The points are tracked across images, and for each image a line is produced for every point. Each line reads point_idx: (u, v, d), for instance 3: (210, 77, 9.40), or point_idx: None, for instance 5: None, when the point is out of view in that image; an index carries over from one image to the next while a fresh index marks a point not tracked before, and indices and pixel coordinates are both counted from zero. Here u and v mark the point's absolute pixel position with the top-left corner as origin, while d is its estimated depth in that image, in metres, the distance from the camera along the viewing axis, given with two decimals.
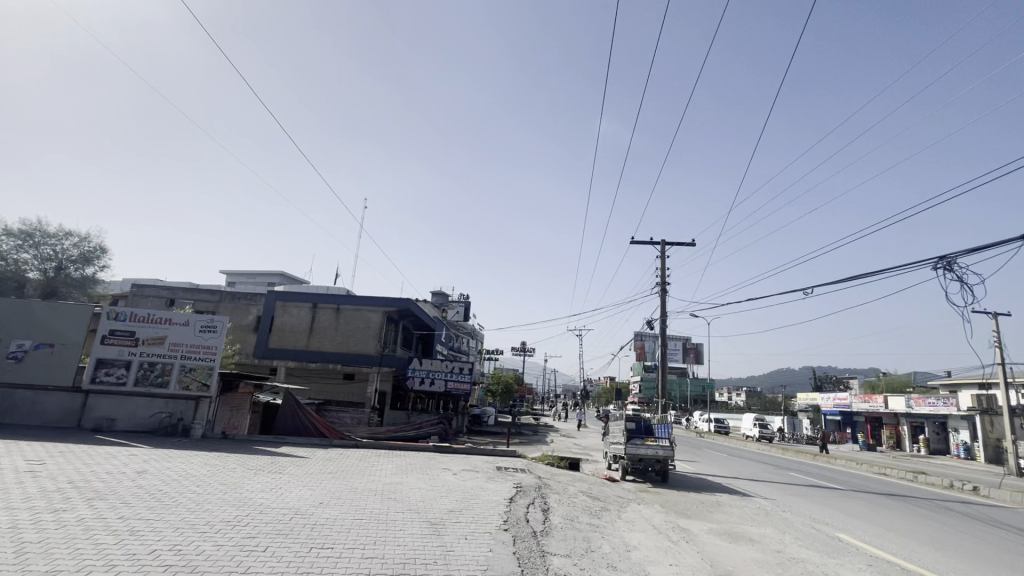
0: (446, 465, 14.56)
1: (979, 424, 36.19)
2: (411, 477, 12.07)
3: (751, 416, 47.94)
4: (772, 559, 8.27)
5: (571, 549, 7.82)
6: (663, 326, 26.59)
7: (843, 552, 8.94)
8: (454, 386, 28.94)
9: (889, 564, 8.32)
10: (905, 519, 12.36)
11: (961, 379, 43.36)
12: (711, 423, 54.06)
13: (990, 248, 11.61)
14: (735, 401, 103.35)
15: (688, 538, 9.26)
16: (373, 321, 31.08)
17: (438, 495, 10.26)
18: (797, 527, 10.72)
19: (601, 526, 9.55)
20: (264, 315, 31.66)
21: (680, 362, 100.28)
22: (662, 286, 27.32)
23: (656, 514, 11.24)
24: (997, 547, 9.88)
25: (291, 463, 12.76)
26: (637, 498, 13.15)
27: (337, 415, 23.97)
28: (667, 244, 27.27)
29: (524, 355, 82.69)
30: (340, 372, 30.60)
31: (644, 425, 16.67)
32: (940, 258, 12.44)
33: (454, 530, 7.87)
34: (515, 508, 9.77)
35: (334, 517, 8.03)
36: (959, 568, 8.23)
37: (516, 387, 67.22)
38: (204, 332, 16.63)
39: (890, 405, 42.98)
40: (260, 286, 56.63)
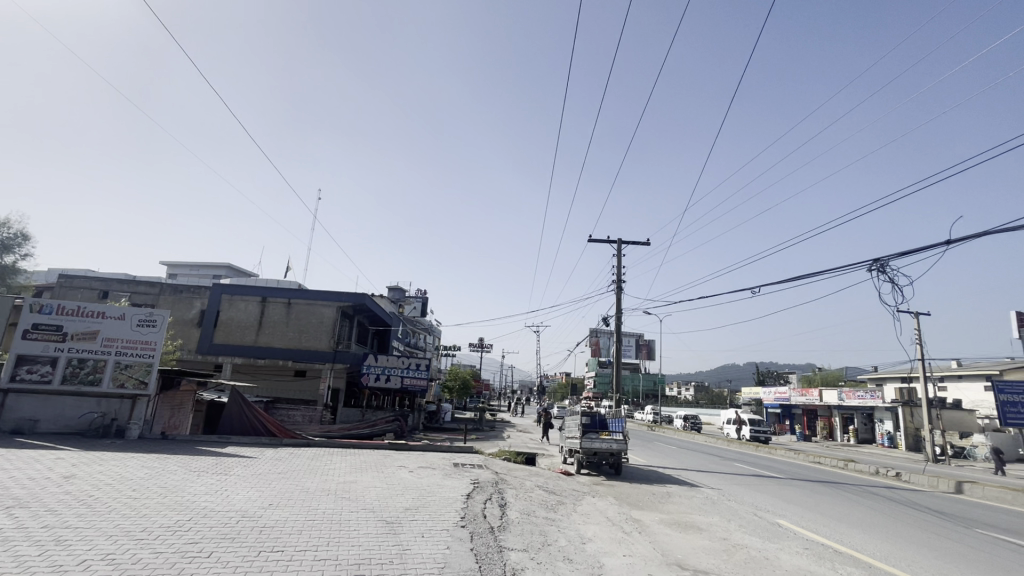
0: (401, 462, 14.34)
1: (900, 415, 39.20)
2: (365, 475, 11.81)
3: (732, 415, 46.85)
4: (718, 546, 8.65)
5: (528, 543, 7.87)
6: (618, 323, 27.25)
7: (783, 537, 9.46)
8: (411, 383, 28.60)
9: (823, 546, 8.88)
10: (837, 504, 13.20)
11: (887, 373, 46.81)
12: (686, 417, 53.34)
13: (917, 253, 12.61)
14: (684, 396, 107.53)
15: (640, 529, 9.54)
16: (327, 316, 30.10)
17: (393, 494, 10.09)
18: (741, 515, 11.24)
19: (558, 520, 9.67)
20: (209, 309, 30.11)
21: (633, 359, 103.43)
22: (618, 283, 28.01)
23: (610, 507, 11.49)
24: (917, 528, 10.71)
25: (237, 463, 12.18)
26: (591, 491, 13.40)
27: (287, 413, 23.13)
28: (623, 243, 27.99)
29: (481, 351, 82.69)
30: (291, 368, 29.63)
31: (599, 420, 17.17)
32: (875, 260, 13.37)
33: (410, 529, 7.76)
34: (473, 504, 9.76)
35: (285, 519, 7.75)
36: (884, 549, 8.89)
37: (472, 383, 67.04)
38: (142, 326, 15.62)
39: (824, 398, 45.75)
40: (203, 278, 53.74)
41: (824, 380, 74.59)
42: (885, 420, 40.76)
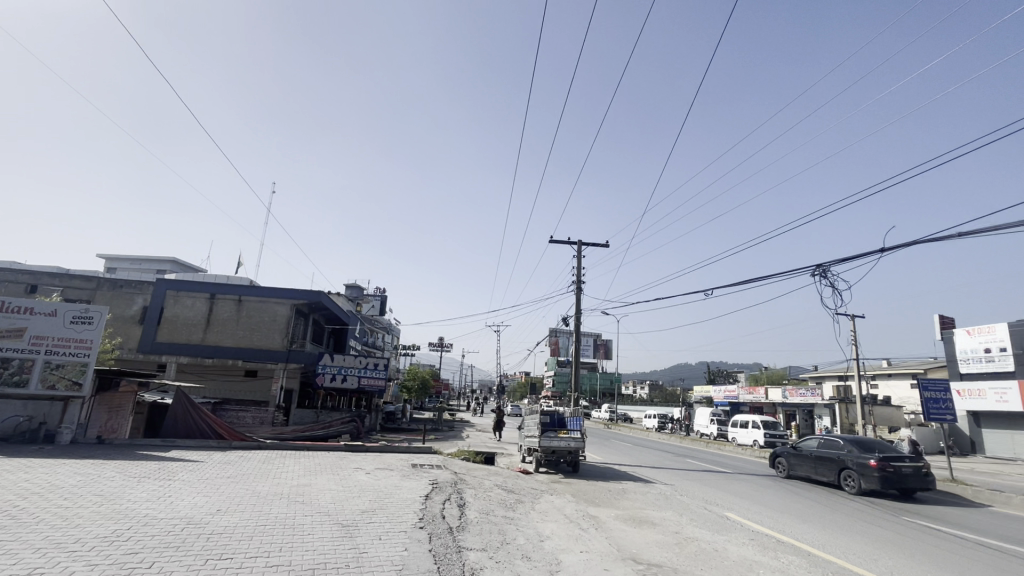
0: (358, 464, 14.05)
1: (837, 411, 41.74)
2: (320, 478, 11.51)
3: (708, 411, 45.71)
4: (671, 539, 8.95)
5: (487, 543, 7.89)
6: (577, 323, 27.69)
7: (730, 529, 9.90)
8: (368, 383, 28.06)
9: (767, 537, 9.36)
10: (780, 497, 13.91)
11: (826, 372, 49.81)
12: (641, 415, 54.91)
13: (855, 259, 13.53)
14: (639, 394, 110.42)
15: (597, 525, 9.75)
16: (280, 313, 29.03)
17: (349, 496, 9.89)
18: (692, 509, 11.68)
19: (516, 519, 9.73)
20: (151, 305, 28.48)
21: (591, 358, 105.41)
22: (577, 284, 28.49)
23: (567, 504, 11.67)
24: (850, 517, 11.45)
25: (182, 468, 11.57)
26: (550, 489, 13.57)
27: (236, 414, 22.20)
28: (583, 245, 28.52)
29: (441, 350, 82.16)
30: (241, 368, 28.45)
31: (558, 418, 17.35)
32: (818, 266, 14.24)
33: (367, 531, 7.62)
34: (431, 504, 9.69)
35: (233, 525, 7.44)
36: (821, 538, 9.46)
37: (431, 382, 66.43)
38: (76, 323, 14.57)
39: (770, 396, 48.14)
40: (146, 272, 50.74)
41: (769, 378, 78.88)
42: (823, 416, 43.23)
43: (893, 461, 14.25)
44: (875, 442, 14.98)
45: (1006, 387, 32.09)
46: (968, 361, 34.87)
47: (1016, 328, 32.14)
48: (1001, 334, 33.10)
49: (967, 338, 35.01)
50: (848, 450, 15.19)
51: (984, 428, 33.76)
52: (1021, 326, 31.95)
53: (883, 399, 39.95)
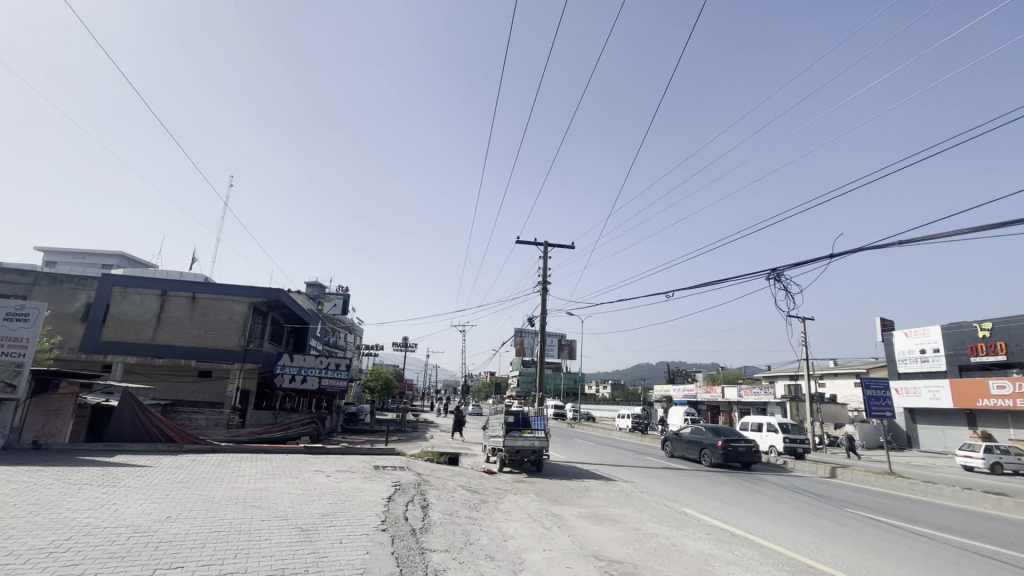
0: (318, 466, 13.72)
1: (788, 409, 43.71)
2: (278, 481, 11.17)
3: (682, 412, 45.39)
4: (631, 536, 9.17)
5: (450, 544, 7.85)
6: (542, 323, 27.92)
7: (687, 524, 10.22)
8: (329, 384, 27.43)
9: (722, 531, 9.71)
10: (735, 492, 14.45)
11: (778, 372, 52.08)
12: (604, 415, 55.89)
13: (807, 264, 14.18)
14: (602, 394, 112.27)
15: (560, 523, 9.87)
16: (237, 312, 27.97)
17: (309, 499, 9.65)
18: (652, 506, 11.97)
19: (480, 519, 9.74)
20: (96, 302, 26.91)
21: (555, 358, 106.51)
22: (543, 285, 28.75)
23: (530, 503, 11.76)
24: (799, 510, 12.00)
25: (128, 474, 10.99)
26: (513, 489, 13.64)
27: (189, 417, 21.31)
28: (550, 246, 28.84)
29: (405, 350, 81.14)
30: (194, 369, 27.26)
31: (522, 418, 17.43)
32: (773, 270, 14.87)
33: (327, 535, 7.47)
34: (394, 506, 9.57)
35: (184, 532, 7.14)
36: (772, 530, 9.89)
37: (395, 383, 65.54)
38: (10, 320, 13.61)
39: (726, 395, 49.95)
40: (90, 267, 47.87)
41: (725, 378, 81.93)
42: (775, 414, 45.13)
43: (734, 442, 19.79)
44: (723, 427, 20.51)
45: (938, 385, 34.42)
46: (906, 361, 37.22)
47: (948, 331, 34.57)
48: (934, 336, 35.52)
49: (905, 339, 37.39)
50: (704, 432, 20.68)
51: (919, 424, 36.12)
52: (953, 328, 34.37)
53: (830, 397, 42.12)
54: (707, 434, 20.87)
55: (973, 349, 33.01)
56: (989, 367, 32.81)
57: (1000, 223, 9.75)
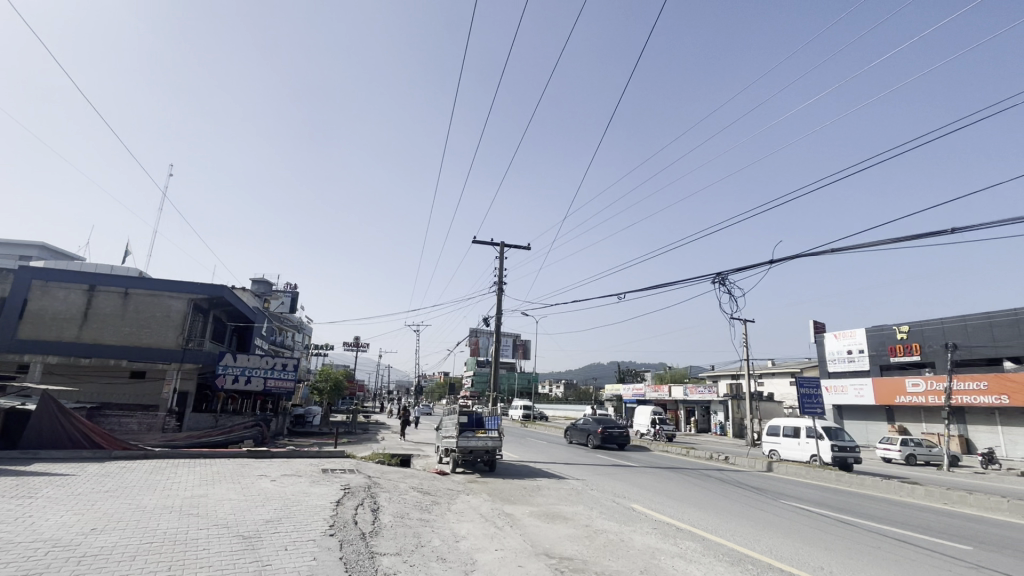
0: (262, 470, 13.17)
1: (730, 407, 45.91)
2: (219, 487, 10.66)
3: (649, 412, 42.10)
4: (581, 533, 9.36)
5: (401, 546, 7.75)
6: (498, 323, 28.02)
7: (635, 520, 10.55)
8: (275, 385, 26.39)
9: (668, 525, 10.08)
10: (681, 487, 15.02)
11: (721, 372, 54.53)
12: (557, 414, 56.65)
13: (750, 269, 14.98)
14: (555, 393, 113.70)
15: (512, 522, 9.94)
16: (174, 310, 26.34)
17: (252, 505, 9.26)
18: (602, 503, 12.27)
19: (432, 521, 9.65)
20: (12, 298, 24.72)
21: (510, 359, 107.07)
22: (498, 285, 28.89)
23: (483, 503, 11.79)
24: (742, 504, 12.62)
25: (47, 483, 10.15)
26: (466, 489, 13.62)
27: (118, 421, 19.93)
28: (506, 247, 29.03)
29: (357, 349, 79.20)
30: (125, 369, 25.50)
31: (475, 418, 17.29)
32: (718, 274, 15.64)
33: (271, 542, 7.20)
34: (343, 510, 9.34)
35: (112, 545, 6.69)
36: (713, 523, 10.33)
37: (346, 383, 63.82)
38: None
39: (673, 394, 51.91)
40: (5, 258, 43.80)
41: (672, 378, 84.96)
42: (718, 412, 47.22)
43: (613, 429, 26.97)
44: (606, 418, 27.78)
45: (863, 383, 37.09)
46: (835, 361, 39.91)
47: (872, 333, 37.37)
48: (860, 338, 38.31)
49: (834, 341, 40.11)
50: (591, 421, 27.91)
51: (846, 420, 38.81)
52: (876, 331, 37.19)
53: (768, 395, 44.56)
54: (594, 423, 28.10)
55: (893, 350, 35.84)
56: (906, 367, 35.68)
57: (922, 233, 10.77)
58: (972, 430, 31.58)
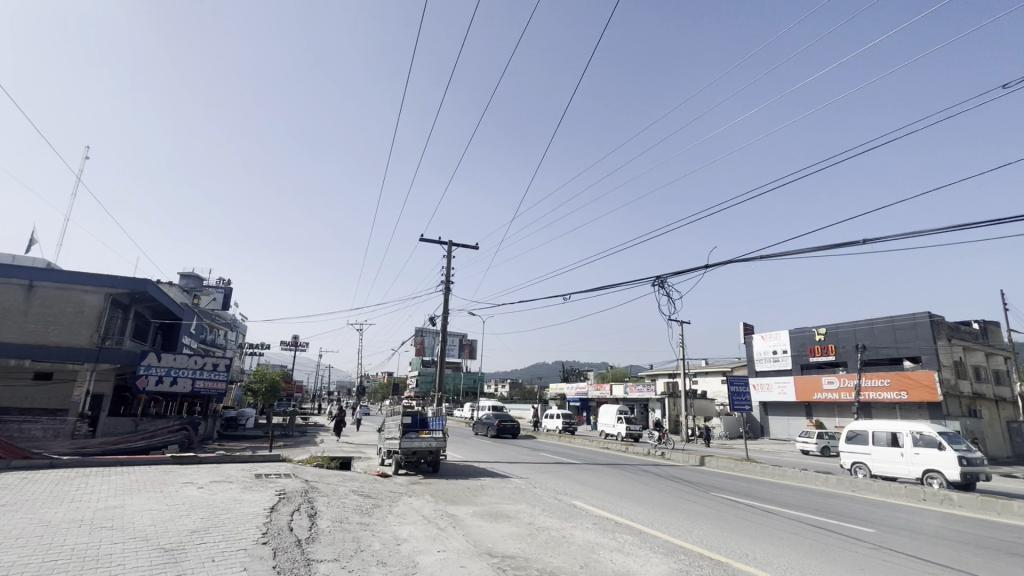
0: (188, 477, 12.37)
1: (666, 405, 47.98)
2: (138, 497, 9.90)
3: (615, 408, 40.74)
4: (524, 531, 9.47)
5: (339, 552, 7.53)
6: (445, 322, 27.85)
7: (577, 516, 10.81)
8: (205, 386, 24.84)
9: (607, 520, 10.38)
10: (620, 483, 15.52)
11: (659, 370, 56.81)
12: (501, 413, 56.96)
13: (686, 273, 15.72)
14: (500, 393, 114.23)
15: (455, 523, 9.90)
16: (89, 305, 24.14)
17: (176, 515, 8.68)
18: (544, 500, 12.46)
19: (372, 524, 9.45)
20: None
21: (456, 359, 106.51)
22: (445, 284, 28.70)
23: (426, 504, 11.68)
24: (676, 497, 13.19)
25: None
26: (409, 491, 13.42)
27: (19, 428, 18.06)
28: (453, 246, 28.90)
29: (295, 348, 75.97)
30: (28, 370, 23.14)
31: (419, 418, 16.83)
32: (658, 277, 16.29)
33: (197, 553, 6.78)
34: (277, 517, 8.95)
35: (11, 565, 6.05)
36: (651, 517, 10.73)
37: (282, 384, 61.03)
38: None
39: (614, 392, 53.56)
40: None
41: (613, 377, 87.50)
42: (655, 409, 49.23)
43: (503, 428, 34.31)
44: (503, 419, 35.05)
45: (785, 381, 39.84)
46: (761, 361, 42.62)
47: (795, 335, 40.22)
48: (783, 339, 41.12)
49: (761, 342, 42.84)
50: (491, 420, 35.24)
51: (769, 415, 41.57)
52: (797, 333, 40.07)
53: (701, 393, 46.98)
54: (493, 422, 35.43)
55: (812, 350, 38.76)
56: (823, 366, 38.69)
57: (836, 243, 11.27)
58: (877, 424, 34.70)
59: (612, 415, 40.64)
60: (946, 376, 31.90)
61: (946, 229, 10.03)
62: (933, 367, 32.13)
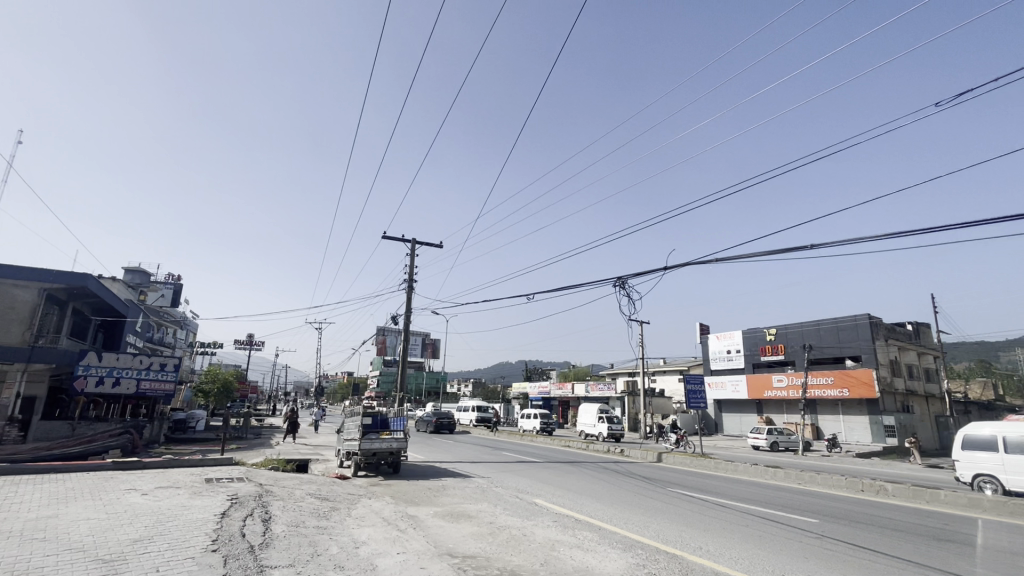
0: (130, 484, 11.71)
1: (626, 403, 48.99)
2: (74, 506, 9.30)
3: (595, 408, 39.76)
4: (485, 530, 9.48)
5: (294, 557, 7.33)
6: (407, 321, 27.52)
7: (537, 514, 10.92)
8: (151, 387, 23.58)
9: (567, 517, 10.52)
10: (580, 480, 15.74)
11: (619, 369, 57.98)
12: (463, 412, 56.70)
13: (646, 274, 16.11)
14: (463, 393, 113.86)
15: (415, 524, 9.80)
16: (21, 302, 22.55)
17: (118, 524, 8.22)
18: (506, 499, 12.51)
19: (329, 528, 9.24)
20: None
21: (418, 358, 105.60)
22: (408, 282, 28.36)
23: (386, 506, 11.51)
24: (633, 493, 13.50)
25: None
26: (368, 493, 13.19)
27: None
28: (416, 245, 28.65)
29: (251, 348, 73.25)
30: None
31: (380, 419, 16.64)
32: (619, 279, 16.62)
33: (140, 564, 6.45)
34: (229, 523, 8.63)
35: None
36: (610, 514, 10.93)
37: (236, 385, 58.70)
38: None
39: (576, 391, 54.28)
40: None
41: (575, 375, 88.71)
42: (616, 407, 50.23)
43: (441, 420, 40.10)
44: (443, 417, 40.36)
45: (738, 380, 41.40)
46: (716, 360, 44.18)
47: (747, 335, 41.88)
48: (737, 339, 42.73)
49: (716, 342, 44.37)
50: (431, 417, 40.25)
51: (723, 412, 43.14)
52: (750, 333, 41.74)
53: (660, 391, 48.30)
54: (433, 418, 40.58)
55: (763, 350, 40.48)
56: (773, 365, 40.45)
57: (786, 248, 11.72)
58: (821, 420, 36.54)
59: (592, 415, 39.63)
60: (882, 373, 34.01)
61: (885, 236, 10.58)
62: (871, 366, 34.16)
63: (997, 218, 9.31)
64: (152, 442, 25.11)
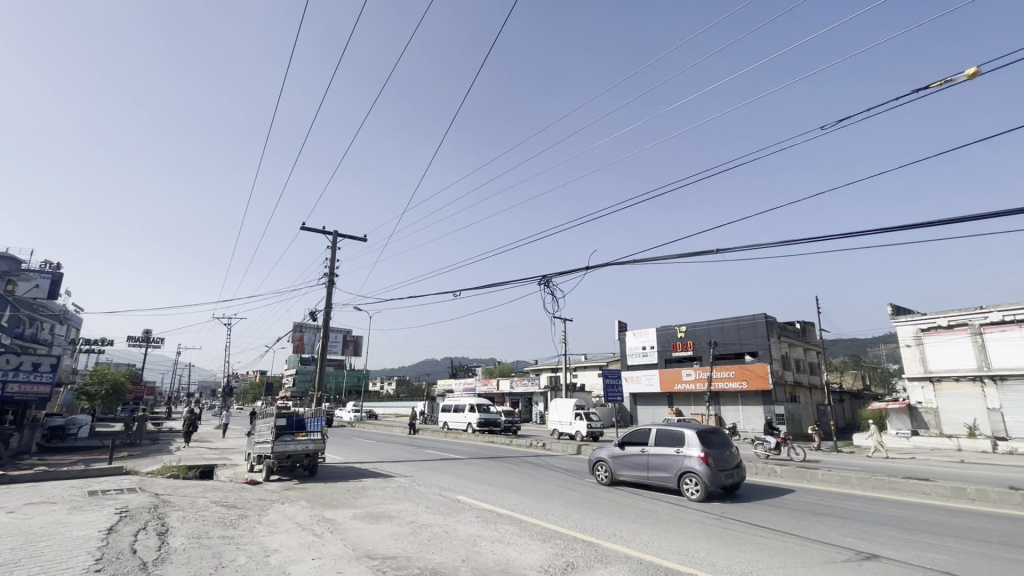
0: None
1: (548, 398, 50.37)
2: None
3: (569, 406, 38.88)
4: (406, 530, 9.37)
5: (195, 571, 6.81)
6: (328, 317, 26.43)
7: (459, 510, 10.95)
8: (22, 391, 20.80)
9: (489, 512, 10.64)
10: (503, 475, 15.96)
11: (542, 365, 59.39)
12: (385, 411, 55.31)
13: (569, 273, 16.63)
14: (387, 391, 111.23)
15: (332, 528, 9.47)
16: None
17: None
18: (427, 497, 12.41)
19: (237, 537, 8.67)
20: None
21: (339, 355, 101.66)
22: (328, 276, 27.22)
23: (300, 511, 11.01)
24: (553, 485, 13.94)
25: None
26: (281, 497, 12.54)
27: None
28: (337, 237, 27.61)
29: (147, 346, 66.35)
30: None
31: (296, 420, 15.78)
32: (543, 276, 17.03)
33: None
34: (117, 539, 7.82)
35: None
36: (531, 507, 11.20)
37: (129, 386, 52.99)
38: None
39: (501, 387, 54.98)
40: None
41: (500, 372, 89.81)
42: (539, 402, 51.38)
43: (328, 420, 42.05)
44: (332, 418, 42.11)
45: (652, 374, 43.91)
46: (632, 356, 46.55)
47: (661, 332, 44.56)
48: (651, 336, 45.36)
49: (633, 339, 46.80)
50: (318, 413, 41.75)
51: (638, 405, 45.56)
52: (663, 331, 44.46)
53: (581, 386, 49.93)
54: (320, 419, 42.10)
55: (675, 346, 43.37)
56: (683, 360, 43.48)
57: (694, 252, 12.55)
58: (724, 410, 39.75)
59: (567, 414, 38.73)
60: (775, 367, 37.72)
61: (778, 244, 11.62)
62: (766, 361, 37.77)
63: (867, 232, 10.51)
64: (22, 451, 22.13)
